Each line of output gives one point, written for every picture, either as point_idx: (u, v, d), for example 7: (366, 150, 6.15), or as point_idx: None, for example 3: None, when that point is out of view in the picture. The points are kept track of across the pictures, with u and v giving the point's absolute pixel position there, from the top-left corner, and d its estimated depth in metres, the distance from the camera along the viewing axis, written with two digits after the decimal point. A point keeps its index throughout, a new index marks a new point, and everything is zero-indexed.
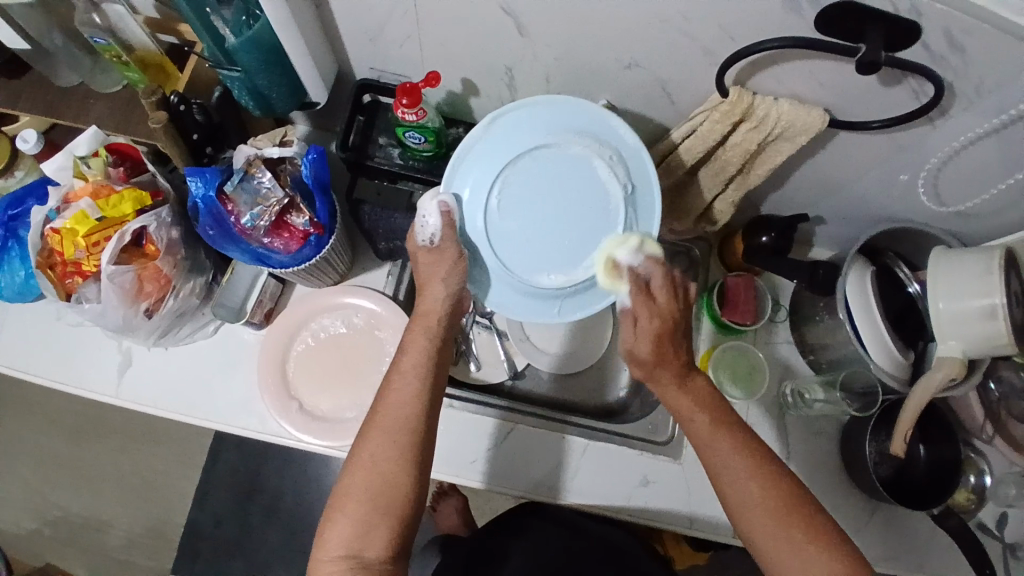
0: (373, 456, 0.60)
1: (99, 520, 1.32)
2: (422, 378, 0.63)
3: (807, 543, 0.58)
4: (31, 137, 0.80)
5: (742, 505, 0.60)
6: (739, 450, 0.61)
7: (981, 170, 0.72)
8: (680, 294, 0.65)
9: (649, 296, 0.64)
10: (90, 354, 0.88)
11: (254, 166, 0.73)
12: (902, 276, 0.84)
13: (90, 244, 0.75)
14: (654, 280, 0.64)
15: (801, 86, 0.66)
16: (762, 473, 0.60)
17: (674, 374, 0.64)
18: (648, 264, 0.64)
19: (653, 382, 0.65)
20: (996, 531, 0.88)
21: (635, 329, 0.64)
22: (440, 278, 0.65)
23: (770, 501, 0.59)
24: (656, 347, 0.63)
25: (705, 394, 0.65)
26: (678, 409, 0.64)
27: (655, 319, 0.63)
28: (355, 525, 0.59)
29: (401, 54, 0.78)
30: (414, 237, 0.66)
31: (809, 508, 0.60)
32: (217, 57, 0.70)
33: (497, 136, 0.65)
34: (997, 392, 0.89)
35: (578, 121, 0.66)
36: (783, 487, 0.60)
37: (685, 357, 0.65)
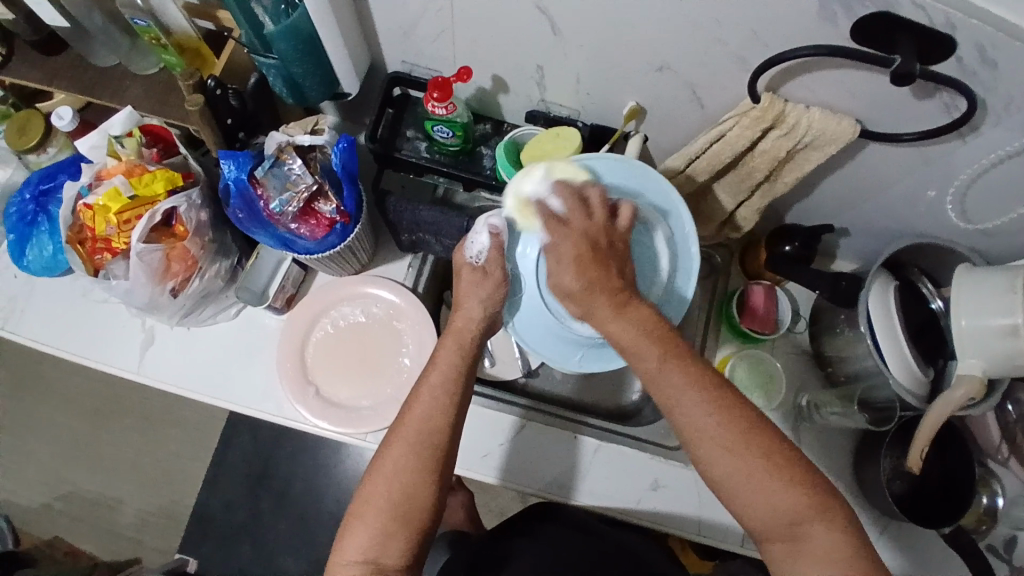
0: (395, 466, 0.61)
1: (110, 497, 1.34)
2: (449, 393, 0.63)
3: (768, 474, 0.55)
4: (66, 115, 0.82)
5: (704, 444, 0.56)
6: (692, 384, 0.57)
7: (1010, 188, 0.72)
8: (597, 213, 0.64)
9: (564, 223, 0.63)
10: (114, 331, 0.89)
11: (285, 153, 0.74)
12: (925, 290, 0.84)
13: (121, 221, 0.76)
14: (570, 205, 0.64)
15: (831, 95, 0.66)
16: (721, 404, 0.56)
17: (609, 301, 0.60)
18: (559, 194, 0.65)
19: (591, 318, 0.61)
20: (1005, 554, 0.87)
21: (557, 259, 0.62)
22: (477, 297, 0.66)
23: (734, 440, 0.55)
24: (579, 277, 0.60)
25: (652, 322, 0.60)
26: (622, 342, 0.59)
27: (570, 239, 0.62)
28: (373, 532, 0.60)
29: (432, 50, 0.79)
30: (462, 253, 0.69)
31: (773, 436, 0.56)
32: (254, 43, 0.72)
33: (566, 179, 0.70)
34: (1014, 413, 0.88)
35: (640, 186, 0.72)
36: (746, 418, 0.56)
37: (617, 282, 0.60)
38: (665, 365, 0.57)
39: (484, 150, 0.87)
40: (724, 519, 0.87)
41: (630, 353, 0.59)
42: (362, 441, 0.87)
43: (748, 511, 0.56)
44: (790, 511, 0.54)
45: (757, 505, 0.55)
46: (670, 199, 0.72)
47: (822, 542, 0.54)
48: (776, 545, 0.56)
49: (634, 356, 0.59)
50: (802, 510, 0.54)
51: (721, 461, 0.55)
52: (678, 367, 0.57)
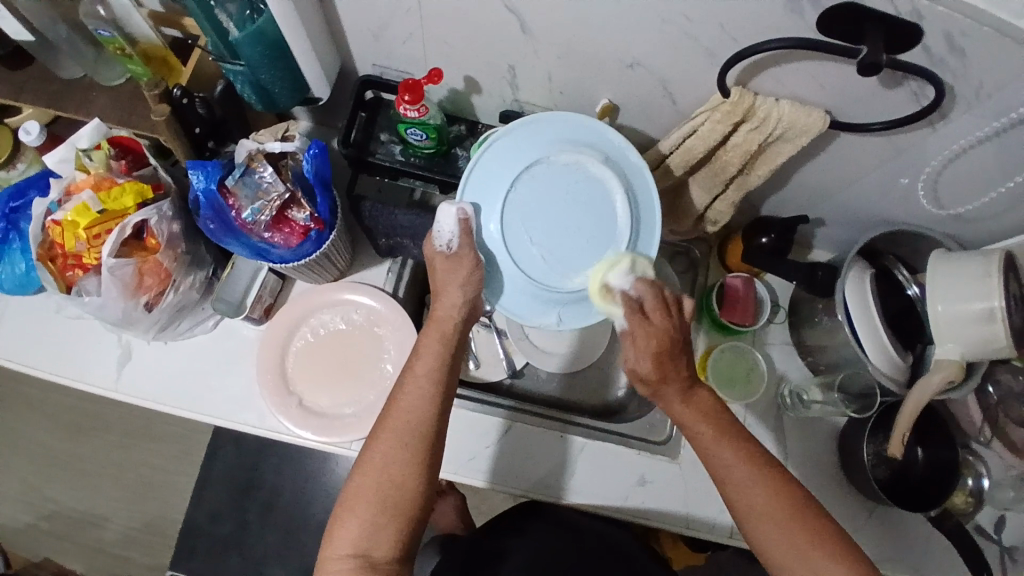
0: (384, 458, 0.60)
1: (96, 515, 1.32)
2: (434, 383, 0.63)
3: (808, 550, 0.58)
4: (32, 130, 0.79)
5: (755, 520, 0.60)
6: (744, 461, 0.61)
7: (981, 173, 0.73)
8: (672, 309, 0.64)
9: (643, 316, 0.62)
10: (90, 346, 0.88)
11: (256, 161, 0.73)
12: (902, 277, 0.85)
13: (91, 236, 0.75)
14: (646, 300, 0.63)
15: (801, 87, 0.66)
16: (768, 482, 0.60)
17: (678, 390, 0.63)
18: (640, 288, 0.64)
19: (661, 396, 0.63)
20: (993, 533, 0.88)
21: (634, 348, 0.62)
22: (455, 283, 0.66)
23: (785, 516, 0.59)
24: (658, 364, 0.62)
25: (708, 406, 0.64)
26: (680, 419, 0.64)
27: (653, 338, 0.61)
28: (364, 524, 0.59)
29: (403, 51, 0.78)
30: (431, 243, 0.67)
31: (813, 514, 0.59)
32: (221, 50, 0.71)
33: (518, 142, 0.68)
34: (995, 395, 0.89)
35: (595, 142, 0.69)
36: (790, 497, 0.60)
37: (688, 368, 0.63)
38: (715, 445, 0.62)
39: (459, 152, 0.86)
40: (710, 511, 0.88)
41: (687, 433, 0.64)
42: (346, 449, 0.86)
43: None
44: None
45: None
46: (626, 152, 0.70)
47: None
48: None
49: (690, 435, 0.63)
50: None
51: (771, 533, 0.59)
52: (728, 447, 0.62)
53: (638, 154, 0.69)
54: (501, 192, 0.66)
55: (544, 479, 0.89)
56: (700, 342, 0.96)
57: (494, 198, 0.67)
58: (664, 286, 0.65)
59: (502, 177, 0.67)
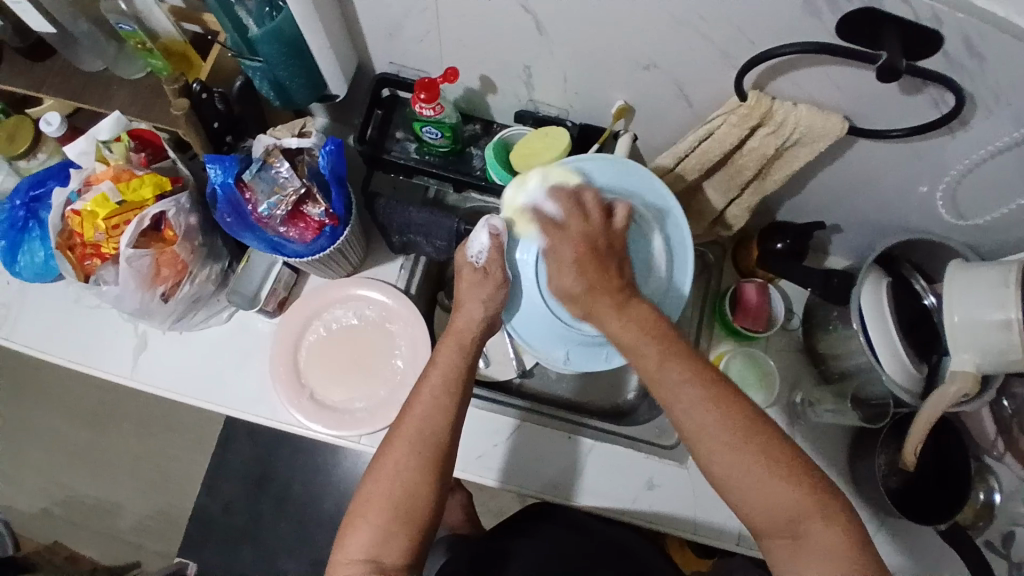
0: (397, 466, 0.61)
1: (109, 502, 1.34)
2: (449, 394, 0.63)
3: (764, 463, 0.55)
4: (54, 121, 0.82)
5: (706, 441, 0.56)
6: (691, 377, 0.58)
7: (1001, 182, 0.71)
8: (594, 214, 0.66)
9: (559, 228, 0.66)
10: (106, 336, 0.89)
11: (273, 156, 0.74)
12: (919, 286, 0.83)
13: (110, 226, 0.76)
14: (556, 206, 0.67)
15: (818, 91, 0.65)
16: (717, 398, 0.57)
17: (611, 301, 0.63)
18: (557, 200, 0.68)
19: (594, 318, 0.64)
20: (1002, 549, 0.85)
21: (557, 266, 0.66)
22: (478, 298, 0.67)
23: (735, 436, 0.56)
24: (580, 271, 0.64)
25: (648, 318, 0.62)
26: (622, 340, 0.62)
27: (570, 246, 0.64)
28: (375, 530, 0.60)
29: (419, 50, 0.79)
30: (464, 253, 0.68)
31: (769, 427, 0.57)
32: (240, 47, 0.72)
33: (571, 179, 0.71)
34: (1010, 409, 0.87)
35: (643, 192, 0.72)
36: (743, 413, 0.57)
37: (617, 282, 0.63)
38: (662, 362, 0.59)
39: (473, 151, 0.87)
40: (718, 518, 0.87)
41: (631, 353, 0.62)
42: (358, 443, 0.87)
43: (744, 503, 0.56)
44: (789, 505, 0.54)
45: (751, 497, 0.55)
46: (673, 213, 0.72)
47: (817, 535, 0.54)
48: (781, 542, 0.55)
49: (636, 355, 0.61)
50: (802, 503, 0.54)
51: (722, 453, 0.56)
52: (677, 364, 0.59)
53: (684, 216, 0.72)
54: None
55: (551, 479, 0.89)
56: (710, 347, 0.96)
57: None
58: (581, 194, 0.68)
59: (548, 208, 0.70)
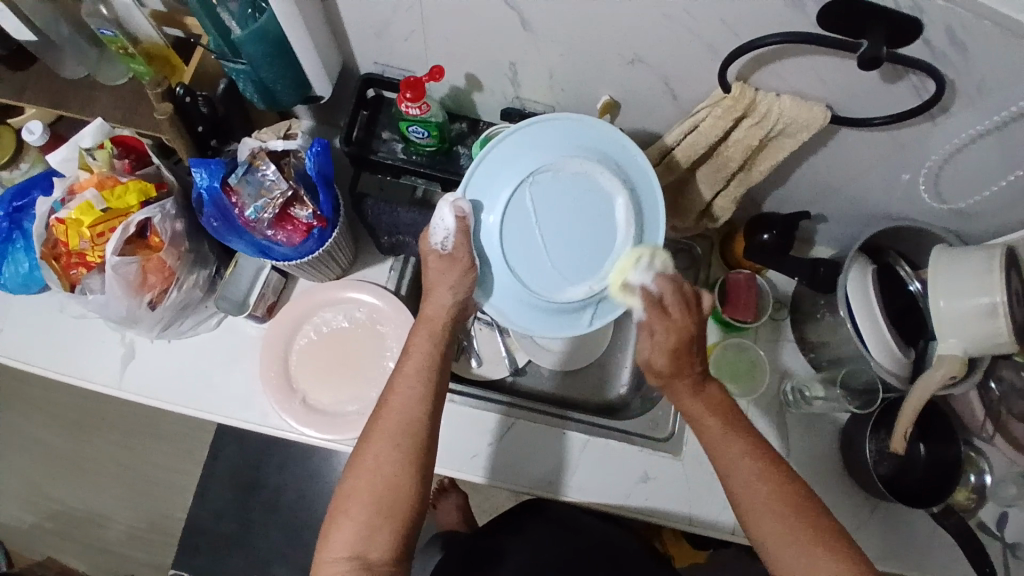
0: (377, 458, 0.61)
1: (99, 514, 1.32)
2: (425, 383, 0.64)
3: (813, 547, 0.59)
4: (35, 129, 0.80)
5: (754, 513, 0.61)
6: (750, 454, 0.62)
7: (983, 167, 0.72)
8: (693, 307, 0.66)
9: (662, 312, 0.65)
10: (93, 345, 0.88)
11: (259, 159, 0.74)
12: (903, 273, 0.84)
13: (95, 234, 0.75)
14: (667, 296, 0.65)
15: (802, 81, 0.66)
16: (772, 475, 0.61)
17: (688, 383, 0.65)
18: (659, 284, 0.65)
19: (671, 387, 0.66)
20: (996, 531, 0.88)
21: (650, 341, 0.65)
22: (448, 284, 0.65)
23: (785, 510, 0.60)
24: (671, 360, 0.64)
25: (717, 400, 0.66)
26: (690, 413, 0.66)
27: (672, 330, 0.64)
28: (359, 526, 0.60)
29: (405, 49, 0.79)
30: (428, 240, 0.66)
31: (817, 511, 0.60)
32: (222, 49, 0.71)
33: (525, 146, 0.66)
34: (997, 391, 0.89)
35: (601, 148, 0.67)
36: (791, 492, 0.61)
37: (698, 364, 0.65)
38: (722, 437, 0.64)
39: (460, 149, 0.87)
40: (713, 508, 0.88)
41: (695, 426, 0.66)
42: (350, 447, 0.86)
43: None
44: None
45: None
46: (636, 164, 0.68)
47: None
48: None
49: (699, 428, 0.65)
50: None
51: (766, 525, 0.60)
52: (737, 441, 0.63)
53: (648, 166, 0.68)
54: (501, 198, 0.64)
55: (549, 476, 0.89)
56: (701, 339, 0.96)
57: (494, 201, 0.65)
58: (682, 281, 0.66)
59: (505, 181, 0.65)
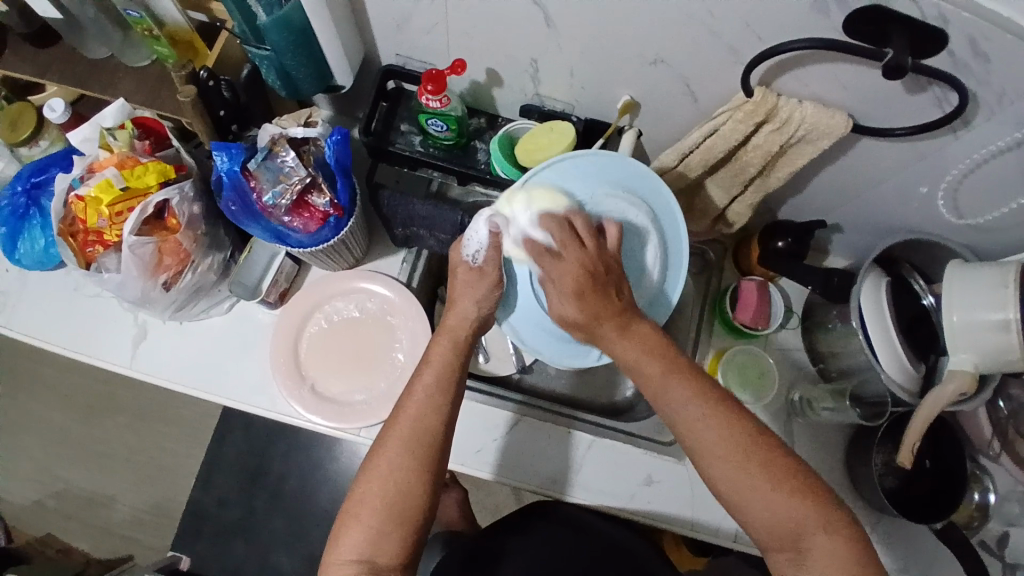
0: (392, 465, 0.61)
1: (103, 494, 1.33)
2: (442, 392, 0.63)
3: (769, 487, 0.57)
4: (58, 107, 0.82)
5: (709, 461, 0.58)
6: (694, 394, 0.59)
7: (1002, 182, 0.72)
8: (588, 242, 0.63)
9: (557, 257, 0.63)
10: (105, 325, 0.89)
11: (279, 145, 0.74)
12: (917, 286, 0.84)
13: (114, 213, 0.76)
14: (554, 236, 0.64)
15: (823, 89, 0.66)
16: (723, 418, 0.58)
17: (614, 322, 0.62)
18: (548, 228, 0.65)
19: (598, 336, 0.63)
20: (996, 549, 0.87)
21: (557, 292, 0.63)
22: (472, 298, 0.67)
23: (738, 455, 0.57)
24: (580, 305, 0.61)
25: (648, 338, 0.62)
26: (629, 362, 0.62)
27: (576, 260, 0.61)
28: (368, 532, 0.60)
29: (427, 42, 0.79)
30: (459, 251, 0.68)
31: (772, 446, 0.58)
32: (246, 34, 0.72)
33: (567, 176, 0.72)
34: (1006, 409, 0.89)
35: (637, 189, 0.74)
36: (744, 429, 0.58)
37: (620, 303, 0.62)
38: (662, 381, 0.60)
39: (478, 144, 0.87)
40: (717, 514, 0.87)
41: (632, 372, 0.62)
42: (357, 436, 0.87)
43: (752, 523, 0.58)
44: (795, 520, 0.56)
45: (760, 517, 0.57)
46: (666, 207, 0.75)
47: (820, 548, 0.56)
48: (782, 554, 0.58)
49: (637, 376, 0.62)
50: (807, 518, 0.56)
51: (724, 472, 0.58)
52: (680, 384, 0.60)
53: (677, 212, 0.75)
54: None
55: (555, 475, 0.89)
56: (710, 345, 0.96)
57: None
58: (571, 218, 0.66)
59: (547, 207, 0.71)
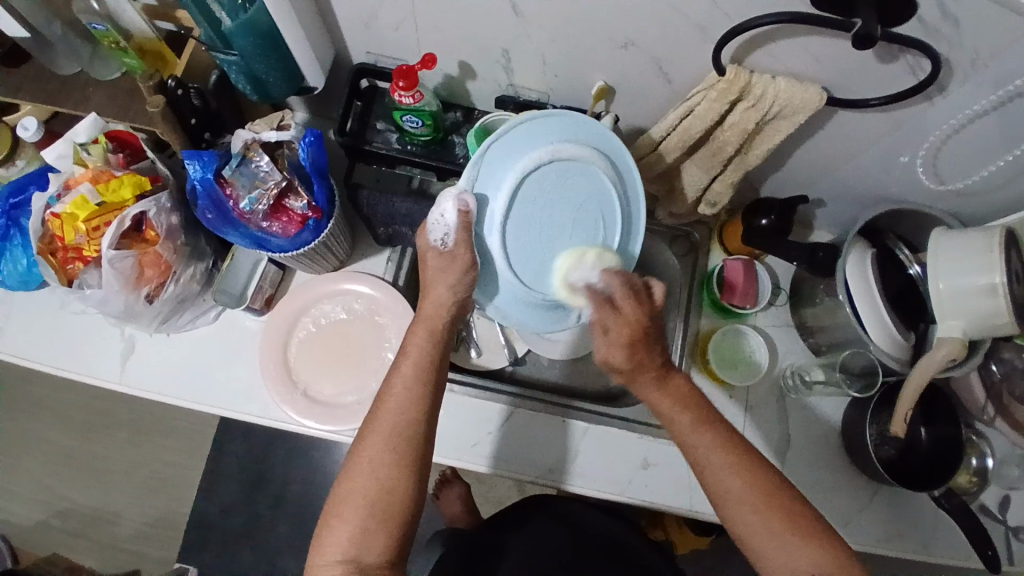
0: (373, 460, 0.60)
1: (106, 510, 1.32)
2: (423, 382, 0.63)
3: (792, 539, 0.58)
4: (30, 125, 0.80)
5: (732, 507, 0.60)
6: (723, 445, 0.61)
7: (983, 145, 0.72)
8: (647, 300, 0.61)
9: (611, 307, 0.61)
10: (93, 342, 0.88)
11: (252, 151, 0.73)
12: (902, 256, 0.84)
13: (91, 228, 0.76)
14: (612, 289, 0.62)
15: (795, 63, 0.66)
16: (746, 464, 0.60)
17: (653, 376, 0.62)
18: (608, 279, 0.63)
19: (634, 384, 0.62)
20: (998, 513, 0.88)
21: (605, 338, 0.61)
22: (446, 283, 0.64)
23: (765, 500, 0.59)
24: (630, 355, 0.60)
25: (687, 393, 0.63)
26: (658, 408, 0.63)
27: (627, 323, 0.60)
28: (353, 530, 0.59)
29: (396, 38, 0.78)
30: (426, 236, 0.65)
31: (794, 500, 0.60)
32: (213, 41, 0.71)
33: (516, 139, 0.66)
34: (999, 373, 0.88)
35: (585, 135, 0.68)
36: (768, 482, 0.60)
37: (663, 353, 0.62)
38: (691, 430, 0.62)
39: (455, 138, 0.86)
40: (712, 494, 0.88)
41: (666, 421, 0.63)
42: (350, 438, 0.87)
43: (769, 569, 0.59)
44: (813, 572, 0.57)
45: (778, 564, 0.58)
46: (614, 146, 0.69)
47: None
48: None
49: (670, 424, 0.63)
50: (820, 564, 0.57)
51: (749, 520, 0.59)
52: (707, 433, 0.61)
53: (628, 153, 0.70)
54: (503, 187, 0.64)
55: (555, 466, 0.89)
56: (700, 325, 0.95)
57: (496, 196, 0.64)
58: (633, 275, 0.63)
59: (505, 175, 0.65)
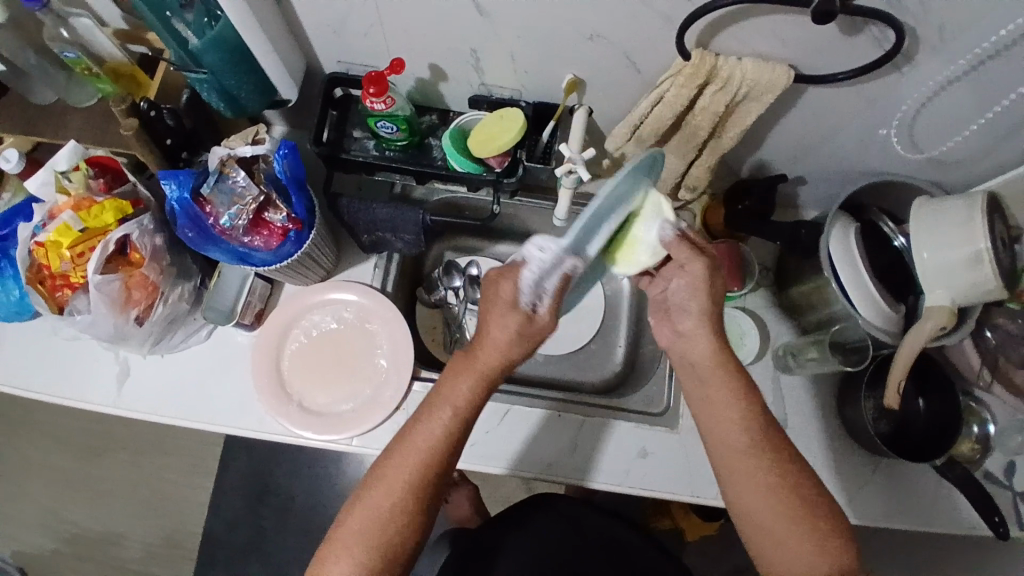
0: (392, 503, 0.60)
1: (116, 534, 1.33)
2: (460, 434, 0.62)
3: (810, 529, 0.59)
4: (11, 156, 0.80)
5: (753, 487, 0.61)
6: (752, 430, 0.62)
7: (958, 111, 0.72)
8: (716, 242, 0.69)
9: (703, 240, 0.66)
10: (87, 367, 0.89)
11: (228, 166, 0.74)
12: (887, 229, 0.83)
13: (75, 254, 0.76)
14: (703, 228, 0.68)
15: (761, 43, 0.66)
16: (773, 452, 0.61)
17: (714, 331, 0.65)
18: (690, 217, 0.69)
19: (687, 335, 0.66)
20: (1003, 480, 0.87)
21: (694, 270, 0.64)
22: (519, 343, 0.61)
23: (786, 489, 0.60)
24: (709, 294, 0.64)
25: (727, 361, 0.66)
26: (697, 363, 0.65)
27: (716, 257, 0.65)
28: (354, 566, 0.59)
29: (365, 45, 0.78)
30: (518, 295, 0.59)
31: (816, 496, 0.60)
32: (183, 59, 0.71)
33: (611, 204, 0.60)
34: (994, 340, 0.89)
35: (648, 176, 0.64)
36: (791, 470, 0.61)
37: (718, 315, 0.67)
38: (725, 404, 0.64)
39: (432, 141, 0.87)
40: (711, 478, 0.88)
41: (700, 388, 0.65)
42: (352, 443, 0.86)
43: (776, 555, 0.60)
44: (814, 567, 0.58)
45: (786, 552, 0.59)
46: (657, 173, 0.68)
47: None
48: None
49: (702, 390, 0.65)
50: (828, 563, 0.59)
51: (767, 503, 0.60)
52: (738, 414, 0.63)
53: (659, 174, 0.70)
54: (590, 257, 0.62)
55: (553, 461, 0.88)
56: None
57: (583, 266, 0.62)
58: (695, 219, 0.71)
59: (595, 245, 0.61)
